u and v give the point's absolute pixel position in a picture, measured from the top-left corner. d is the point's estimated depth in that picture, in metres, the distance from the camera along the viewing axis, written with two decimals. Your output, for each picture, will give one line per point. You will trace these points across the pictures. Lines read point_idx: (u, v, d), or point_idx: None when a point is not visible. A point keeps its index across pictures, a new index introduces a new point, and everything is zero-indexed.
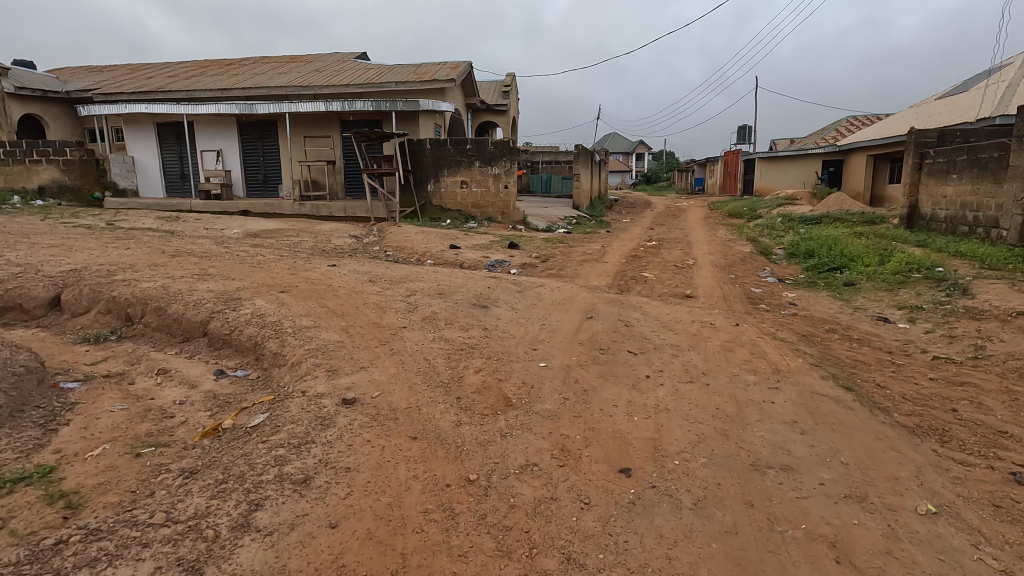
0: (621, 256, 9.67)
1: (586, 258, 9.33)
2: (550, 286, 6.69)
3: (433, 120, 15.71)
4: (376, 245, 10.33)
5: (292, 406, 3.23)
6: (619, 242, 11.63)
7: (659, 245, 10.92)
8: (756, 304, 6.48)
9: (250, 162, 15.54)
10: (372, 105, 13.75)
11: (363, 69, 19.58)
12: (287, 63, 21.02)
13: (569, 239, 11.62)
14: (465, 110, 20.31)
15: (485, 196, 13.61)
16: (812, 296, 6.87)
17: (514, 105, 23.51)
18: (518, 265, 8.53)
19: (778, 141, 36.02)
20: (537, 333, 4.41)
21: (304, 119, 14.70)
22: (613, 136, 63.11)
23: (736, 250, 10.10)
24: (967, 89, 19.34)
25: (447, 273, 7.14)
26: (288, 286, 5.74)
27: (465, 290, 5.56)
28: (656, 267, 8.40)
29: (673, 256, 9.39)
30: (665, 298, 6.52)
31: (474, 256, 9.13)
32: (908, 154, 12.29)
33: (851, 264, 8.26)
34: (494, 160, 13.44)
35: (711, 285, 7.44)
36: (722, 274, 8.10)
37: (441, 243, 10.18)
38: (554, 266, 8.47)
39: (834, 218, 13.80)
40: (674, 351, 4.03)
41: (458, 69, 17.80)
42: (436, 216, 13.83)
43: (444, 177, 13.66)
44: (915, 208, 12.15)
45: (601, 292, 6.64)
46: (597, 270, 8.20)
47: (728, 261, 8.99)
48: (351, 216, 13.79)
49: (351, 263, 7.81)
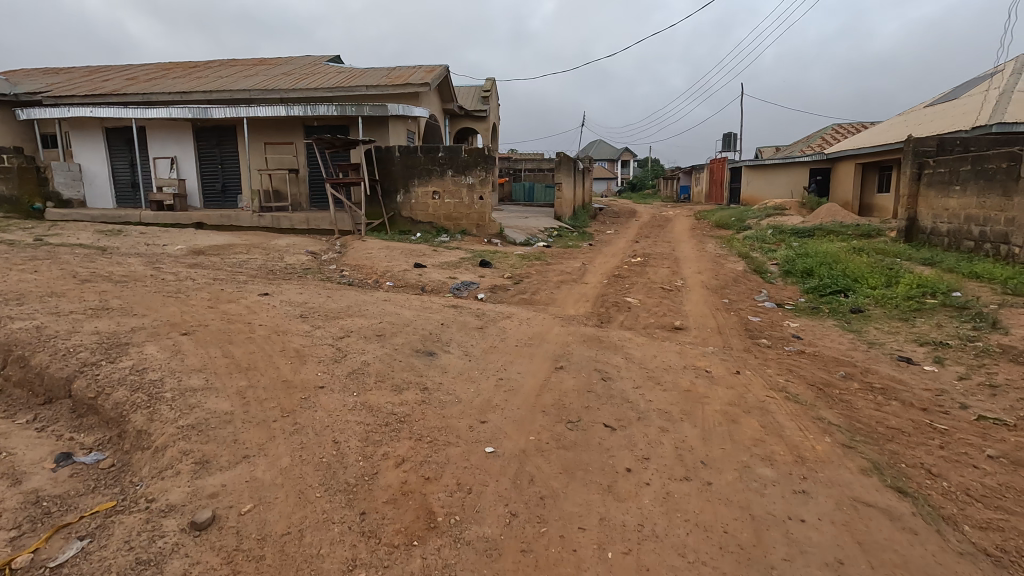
0: (602, 275, 8.79)
1: (563, 279, 8.44)
2: (518, 317, 5.78)
3: (406, 126, 14.77)
4: (333, 263, 9.37)
5: (122, 532, 2.26)
6: (601, 258, 10.77)
7: (645, 261, 10.09)
8: (754, 338, 5.63)
9: (207, 171, 14.47)
10: (337, 110, 12.80)
11: (335, 72, 18.62)
12: (255, 66, 19.96)
13: (547, 255, 10.74)
14: (441, 115, 19.39)
15: (459, 207, 12.70)
16: (816, 327, 6.06)
17: (494, 111, 22.62)
18: (487, 288, 7.61)
19: (764, 149, 35.64)
20: (489, 395, 3.48)
21: (264, 124, 13.66)
22: (598, 143, 62.68)
23: (728, 268, 9.27)
24: (957, 96, 18.90)
25: (401, 301, 6.19)
26: (198, 322, 4.74)
27: (412, 329, 4.61)
28: (641, 290, 7.54)
29: (659, 276, 8.53)
30: (651, 332, 5.63)
31: (438, 278, 8.19)
32: (905, 163, 11.63)
33: (855, 286, 7.47)
34: (468, 169, 12.54)
35: (702, 312, 6.58)
36: (714, 298, 7.25)
37: (405, 260, 9.26)
38: (528, 289, 7.56)
39: (828, 231, 13.08)
40: (663, 423, 3.12)
41: (434, 73, 16.95)
42: (406, 229, 12.87)
43: (415, 187, 12.71)
44: (914, 221, 11.46)
45: (578, 324, 5.75)
46: (575, 294, 7.32)
47: (720, 282, 8.15)
48: (314, 229, 12.79)
49: (293, 287, 6.83)
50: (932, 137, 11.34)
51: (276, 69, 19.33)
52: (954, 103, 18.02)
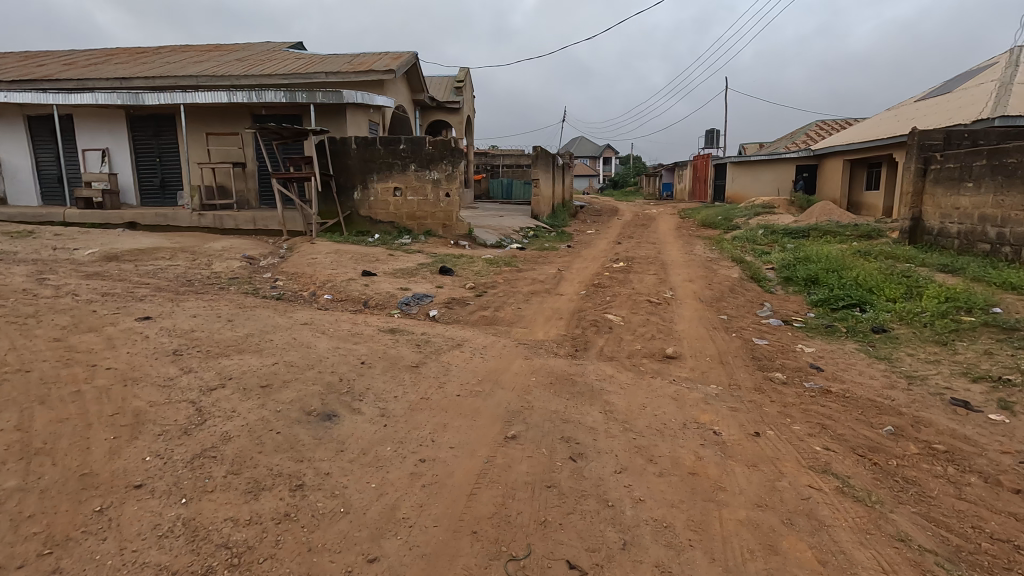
0: (580, 284, 7.63)
1: (534, 289, 7.26)
2: (472, 346, 4.58)
3: (366, 115, 13.44)
4: (270, 271, 8.08)
5: None
6: (579, 263, 9.62)
7: (628, 267, 8.98)
8: (765, 372, 4.52)
9: (144, 164, 12.99)
10: (286, 96, 11.44)
11: (294, 58, 17.15)
12: (207, 51, 18.42)
13: (520, 260, 9.58)
14: (410, 106, 18.09)
15: (423, 206, 11.47)
16: (836, 354, 4.98)
17: (468, 103, 21.33)
18: (443, 302, 6.40)
19: (748, 145, 34.88)
20: (398, 497, 2.29)
21: (205, 113, 12.22)
22: (580, 140, 61.72)
23: (721, 274, 8.20)
24: (950, 89, 18.16)
25: (328, 322, 4.95)
26: (22, 364, 3.44)
27: (317, 372, 3.40)
28: (624, 304, 6.39)
29: (645, 285, 7.40)
30: (637, 365, 4.48)
31: (388, 289, 6.95)
32: (908, 158, 10.69)
33: (871, 298, 6.44)
34: (433, 163, 11.32)
35: (698, 333, 5.46)
36: (711, 315, 6.14)
37: (354, 267, 8.02)
38: (492, 304, 6.36)
39: (823, 231, 12.12)
40: (662, 557, 1.98)
41: (400, 60, 15.65)
42: (364, 229, 11.59)
43: (373, 183, 11.44)
44: (918, 221, 10.53)
45: (546, 354, 4.57)
46: (546, 311, 6.15)
47: (715, 293, 7.05)
48: (261, 229, 11.46)
49: (199, 303, 5.55)
50: (938, 130, 10.42)
51: (229, 55, 17.79)
52: (948, 97, 17.27)
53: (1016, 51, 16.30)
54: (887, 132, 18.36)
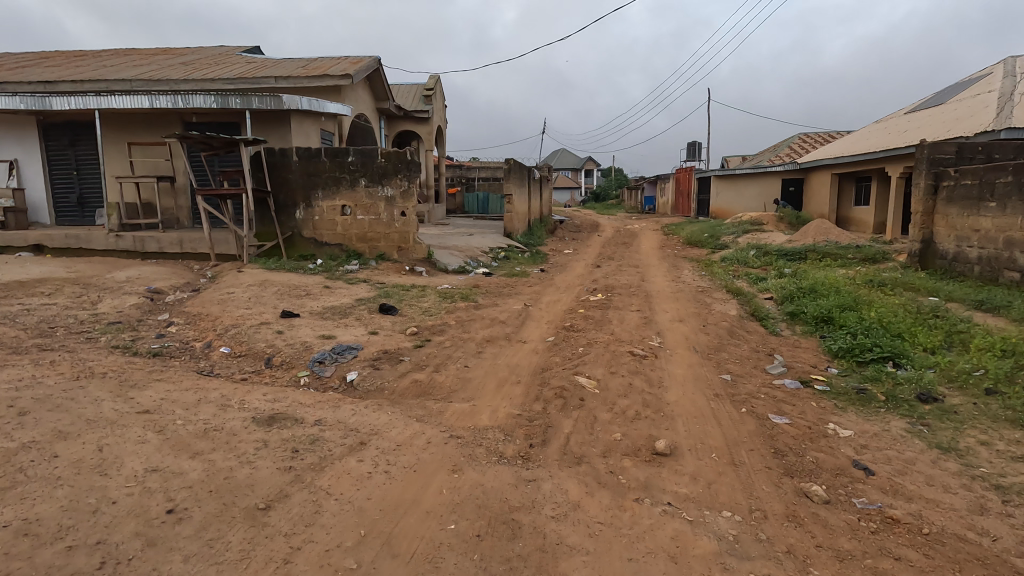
0: (549, 327, 6.29)
1: (491, 335, 5.90)
2: (378, 448, 3.18)
3: (317, 124, 12.03)
4: (171, 310, 6.60)
5: None
6: (551, 293, 8.32)
7: (608, 300, 7.68)
8: (793, 480, 3.20)
9: (59, 178, 11.38)
10: (218, 101, 10.00)
11: (245, 62, 15.68)
12: (150, 54, 16.84)
13: (482, 290, 8.23)
14: (374, 115, 16.76)
15: (375, 225, 10.08)
16: (884, 442, 3.68)
17: (438, 113, 20.06)
18: (369, 358, 5.00)
19: (730, 157, 34.15)
20: None
21: (127, 119, 10.71)
22: (561, 153, 60.96)
23: (716, 311, 6.94)
24: (943, 100, 17.39)
25: (182, 406, 3.51)
26: None
27: (66, 549, 2.02)
28: (599, 359, 5.05)
29: (626, 328, 6.08)
30: (614, 474, 3.13)
31: (306, 339, 5.53)
32: (917, 173, 9.63)
33: (904, 347, 5.21)
34: (385, 178, 9.94)
35: (696, 406, 4.15)
36: (709, 375, 4.82)
37: (276, 306, 6.59)
38: (433, 361, 4.98)
39: (821, 255, 10.99)
40: None
41: (360, 64, 14.31)
42: (308, 253, 10.15)
43: (318, 200, 10.05)
44: (930, 243, 9.46)
45: (486, 456, 3.20)
46: (500, 371, 4.79)
47: (712, 340, 5.76)
48: (188, 252, 9.93)
49: (20, 370, 4.06)
50: (949, 142, 9.39)
51: (174, 59, 16.26)
52: (942, 108, 16.46)
53: (1009, 61, 15.63)
54: (878, 145, 17.51)
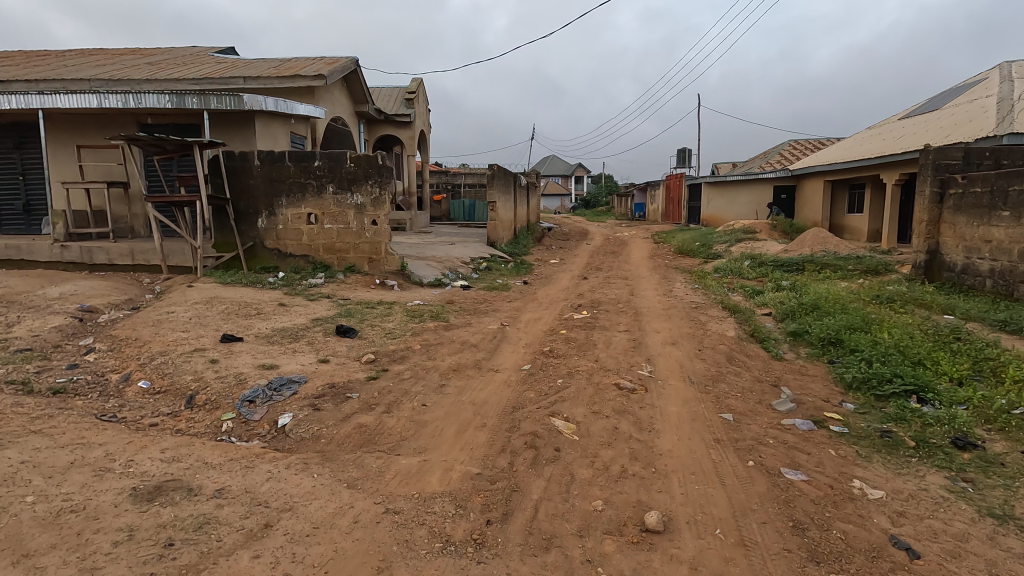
0: (526, 352, 5.58)
1: (458, 362, 5.18)
2: (287, 535, 2.45)
3: (286, 127, 11.30)
4: (98, 333, 5.82)
5: None
6: (532, 310, 7.64)
7: (593, 318, 7.00)
8: (821, 568, 2.51)
9: (4, 184, 10.53)
10: (173, 101, 9.26)
11: (215, 62, 14.90)
12: (115, 53, 16.02)
13: (457, 306, 7.53)
14: (352, 119, 16.05)
15: (344, 235, 9.34)
16: (926, 507, 3.00)
17: (421, 117, 19.40)
18: (311, 395, 4.26)
19: (721, 165, 33.77)
20: None
21: (78, 121, 9.95)
22: (551, 161, 60.55)
23: (712, 331, 6.28)
24: (937, 105, 17.01)
25: (43, 474, 2.75)
26: None
27: None
28: (580, 394, 4.35)
29: (612, 354, 5.39)
30: (591, 567, 2.43)
31: (242, 369, 4.79)
32: (921, 180, 9.07)
33: (927, 376, 4.58)
34: (354, 185, 9.22)
35: (694, 458, 3.46)
36: (708, 414, 4.13)
37: (218, 329, 5.84)
38: (385, 398, 4.25)
39: (819, 266, 10.40)
40: None
41: (335, 65, 13.61)
42: (270, 265, 9.38)
43: (282, 208, 9.32)
44: (935, 254, 8.90)
45: (427, 545, 2.47)
46: (463, 411, 4.07)
47: (709, 368, 5.09)
48: (139, 265, 9.12)
49: None
50: (956, 147, 8.85)
51: (141, 59, 15.44)
52: (937, 113, 16.06)
53: (1005, 65, 15.28)
54: (873, 151, 17.07)
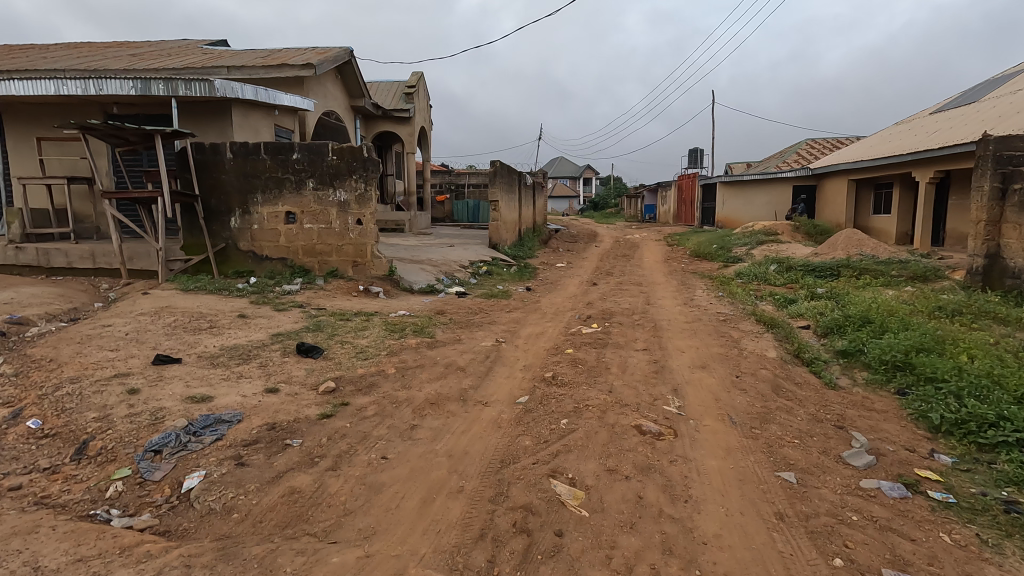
0: (523, 379, 4.56)
1: (438, 393, 4.19)
2: None
3: (269, 119, 10.41)
4: (13, 351, 4.86)
5: None
6: (534, 321, 6.65)
7: (605, 332, 5.99)
8: None
9: None
10: (139, 88, 8.36)
11: (202, 53, 14.01)
12: (100, 45, 15.18)
13: (447, 317, 6.55)
14: (347, 114, 15.16)
15: (325, 236, 8.40)
16: None
17: (421, 113, 18.48)
18: (239, 441, 3.27)
19: (735, 164, 32.58)
20: None
21: (39, 111, 9.10)
22: (559, 162, 59.56)
23: (748, 351, 5.25)
24: (974, 98, 15.83)
25: None
26: None
27: None
28: (590, 443, 3.34)
29: (630, 381, 4.37)
30: None
31: (165, 403, 3.81)
32: (980, 174, 7.97)
33: None
34: (337, 180, 8.28)
35: (752, 551, 2.44)
36: (761, 474, 3.10)
37: (155, 348, 4.88)
38: (336, 446, 3.26)
39: (857, 271, 9.30)
40: None
41: (327, 55, 12.71)
42: (245, 269, 8.46)
43: (257, 206, 8.40)
44: (996, 259, 7.79)
45: None
46: (434, 466, 3.07)
47: (752, 402, 4.06)
48: (100, 268, 8.22)
49: None
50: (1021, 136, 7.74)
51: (124, 50, 14.57)
52: (976, 106, 14.91)
53: None
54: (904, 147, 15.92)
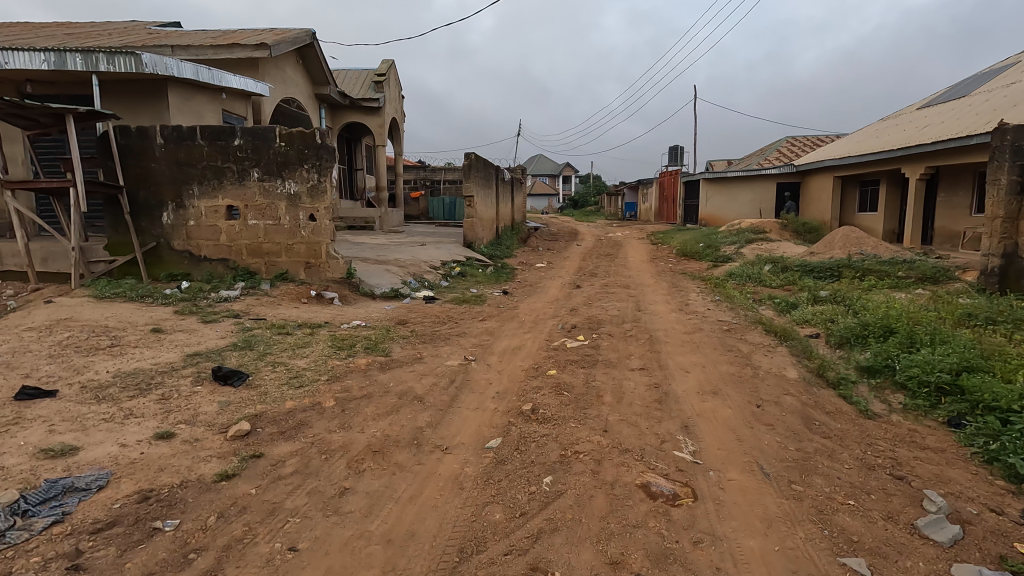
0: (495, 413, 3.65)
1: (385, 436, 3.26)
2: None
3: (215, 103, 9.30)
4: None
5: None
6: (510, 333, 5.74)
7: (594, 346, 5.11)
8: None
9: None
10: (55, 64, 7.24)
11: (147, 32, 12.73)
12: (33, 24, 13.68)
13: (409, 329, 5.60)
14: (310, 102, 14.05)
15: (273, 233, 7.37)
16: None
17: (393, 103, 17.41)
18: (86, 527, 2.29)
19: (716, 162, 32.09)
20: None
21: None
22: (538, 159, 58.75)
23: (764, 370, 4.43)
24: (963, 92, 15.43)
25: None
26: None
27: None
28: (583, 516, 2.44)
29: (628, 416, 3.49)
30: None
31: (5, 459, 2.79)
32: (995, 166, 7.29)
33: None
34: (286, 170, 7.26)
35: None
36: (820, 562, 2.24)
37: (28, 376, 3.82)
38: (227, 529, 2.32)
39: (860, 273, 8.61)
40: None
41: (285, 36, 11.63)
42: (179, 272, 7.38)
43: (193, 199, 7.32)
44: (1013, 259, 7.14)
45: None
46: (363, 563, 2.14)
47: (784, 443, 3.22)
48: (7, 271, 7.06)
49: None
50: None
51: (60, 28, 13.18)
52: (967, 101, 14.48)
53: None
54: (893, 141, 15.43)
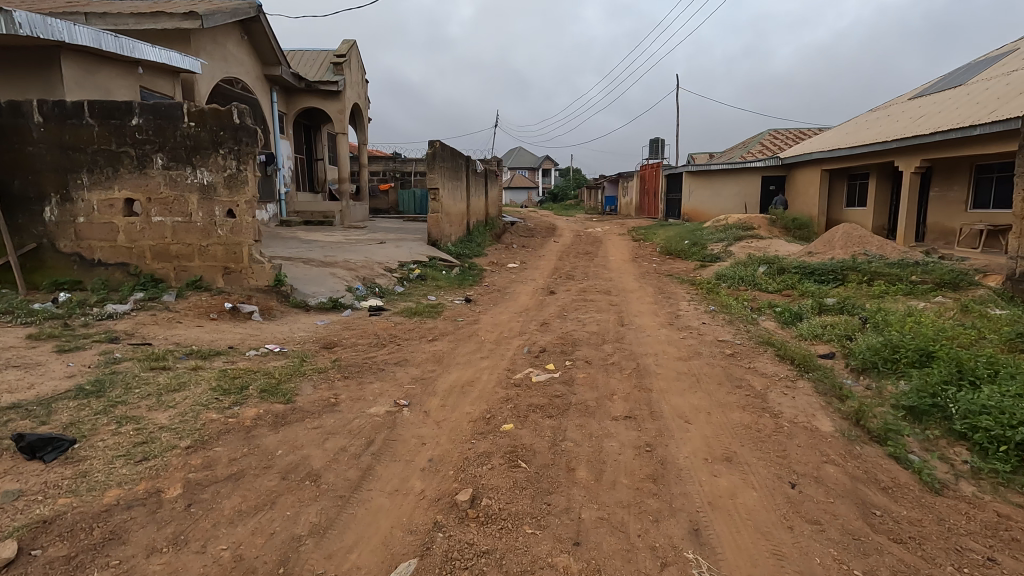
0: (419, 505, 2.49)
1: (234, 563, 2.09)
2: None
3: (127, 77, 7.92)
4: None
5: None
6: (463, 359, 4.59)
7: (567, 380, 4.00)
8: None
9: None
10: None
11: None
12: None
13: (333, 356, 4.42)
14: (259, 83, 12.64)
15: (182, 232, 6.09)
16: None
17: (355, 88, 16.06)
18: None
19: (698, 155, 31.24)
20: None
21: None
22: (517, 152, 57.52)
23: (787, 419, 3.35)
24: (959, 81, 14.68)
25: None
26: None
27: None
28: None
29: (611, 512, 2.38)
30: None
31: None
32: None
33: None
34: (197, 155, 5.98)
35: None
36: None
37: None
38: None
39: (867, 276, 7.67)
40: None
41: (223, 6, 10.26)
42: (67, 279, 6.06)
43: (82, 190, 6.00)
44: None
45: None
46: None
47: (845, 562, 2.13)
48: None
49: None
50: None
51: None
52: (964, 90, 13.73)
53: None
54: (886, 132, 14.62)
